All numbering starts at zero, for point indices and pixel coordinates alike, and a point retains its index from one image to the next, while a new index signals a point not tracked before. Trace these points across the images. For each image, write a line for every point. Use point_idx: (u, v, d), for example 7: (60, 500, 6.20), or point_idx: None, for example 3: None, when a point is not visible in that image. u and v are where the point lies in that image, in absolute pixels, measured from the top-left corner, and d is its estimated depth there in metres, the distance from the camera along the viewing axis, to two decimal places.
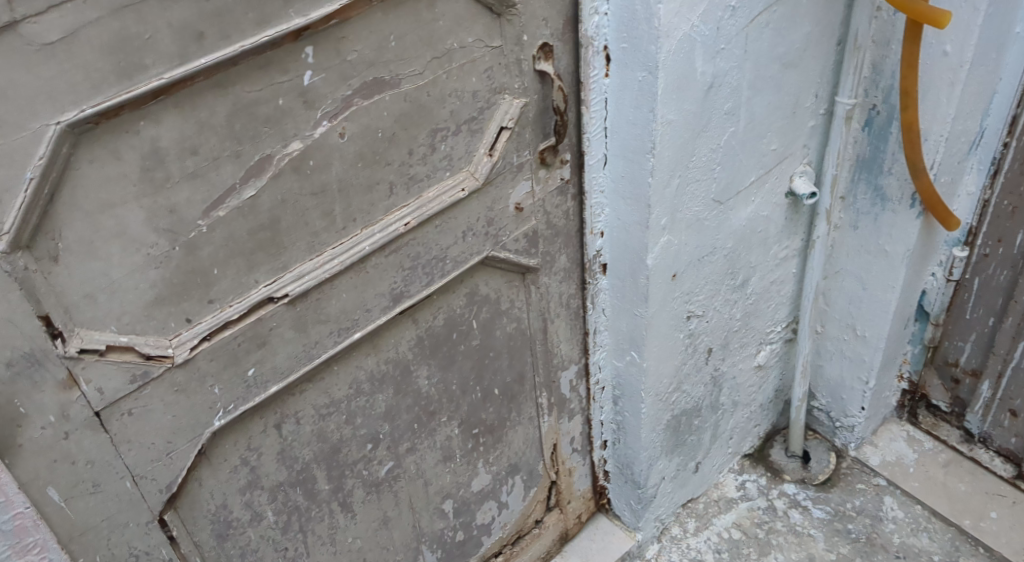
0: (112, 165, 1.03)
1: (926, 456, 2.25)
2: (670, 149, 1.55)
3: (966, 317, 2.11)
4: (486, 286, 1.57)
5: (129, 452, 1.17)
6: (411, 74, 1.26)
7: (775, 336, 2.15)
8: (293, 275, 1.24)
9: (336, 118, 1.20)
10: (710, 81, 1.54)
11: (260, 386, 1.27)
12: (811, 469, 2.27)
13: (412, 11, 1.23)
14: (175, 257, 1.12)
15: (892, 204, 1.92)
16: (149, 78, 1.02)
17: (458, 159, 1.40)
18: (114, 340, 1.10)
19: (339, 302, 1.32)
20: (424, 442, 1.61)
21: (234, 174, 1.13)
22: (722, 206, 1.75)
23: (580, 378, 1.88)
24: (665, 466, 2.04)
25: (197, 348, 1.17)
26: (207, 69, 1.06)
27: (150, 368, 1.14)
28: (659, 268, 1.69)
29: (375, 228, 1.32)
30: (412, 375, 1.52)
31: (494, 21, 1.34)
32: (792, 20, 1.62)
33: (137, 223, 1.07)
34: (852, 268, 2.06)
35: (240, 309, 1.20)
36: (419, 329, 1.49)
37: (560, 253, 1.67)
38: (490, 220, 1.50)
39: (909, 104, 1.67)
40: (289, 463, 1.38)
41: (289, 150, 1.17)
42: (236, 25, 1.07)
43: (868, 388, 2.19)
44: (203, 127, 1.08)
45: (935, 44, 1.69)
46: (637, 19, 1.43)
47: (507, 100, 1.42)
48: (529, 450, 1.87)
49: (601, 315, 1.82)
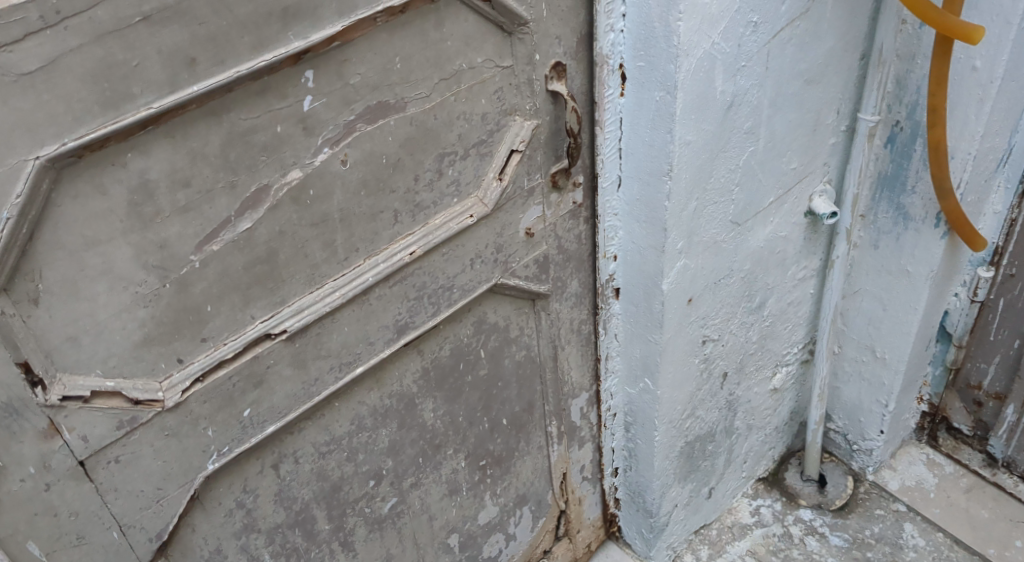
0: (98, 200, 0.97)
1: (947, 481, 2.18)
2: (688, 170, 1.48)
3: (990, 339, 2.04)
4: (494, 314, 1.51)
5: (116, 501, 1.10)
6: (417, 97, 1.20)
7: (791, 357, 2.08)
8: (291, 310, 1.17)
9: (337, 144, 1.13)
10: (729, 100, 1.47)
11: (257, 426, 1.20)
12: (828, 494, 2.18)
13: (419, 31, 1.16)
14: (165, 295, 1.05)
15: (915, 223, 1.84)
16: (136, 107, 0.95)
17: (467, 185, 1.34)
18: (100, 386, 1.03)
19: (340, 336, 1.25)
20: (429, 476, 1.54)
21: (229, 206, 1.07)
22: (740, 227, 1.67)
23: (591, 405, 1.82)
24: (677, 494, 1.97)
25: (189, 390, 1.10)
26: (199, 96, 0.99)
27: (139, 413, 1.07)
28: (674, 293, 1.62)
29: (379, 259, 1.25)
30: (417, 409, 1.45)
31: (504, 40, 1.27)
32: (815, 35, 1.55)
33: (124, 260, 1.01)
34: (871, 288, 1.99)
35: (235, 347, 1.13)
36: (425, 359, 1.42)
37: (572, 278, 1.60)
38: (499, 247, 1.43)
39: (936, 121, 1.59)
40: (287, 504, 1.31)
41: (288, 179, 1.10)
42: (232, 49, 1.00)
43: (887, 412, 2.12)
44: (196, 158, 1.02)
45: (964, 60, 1.62)
46: (655, 37, 1.36)
47: (518, 121, 1.35)
48: (538, 480, 1.80)
49: (613, 340, 1.76)
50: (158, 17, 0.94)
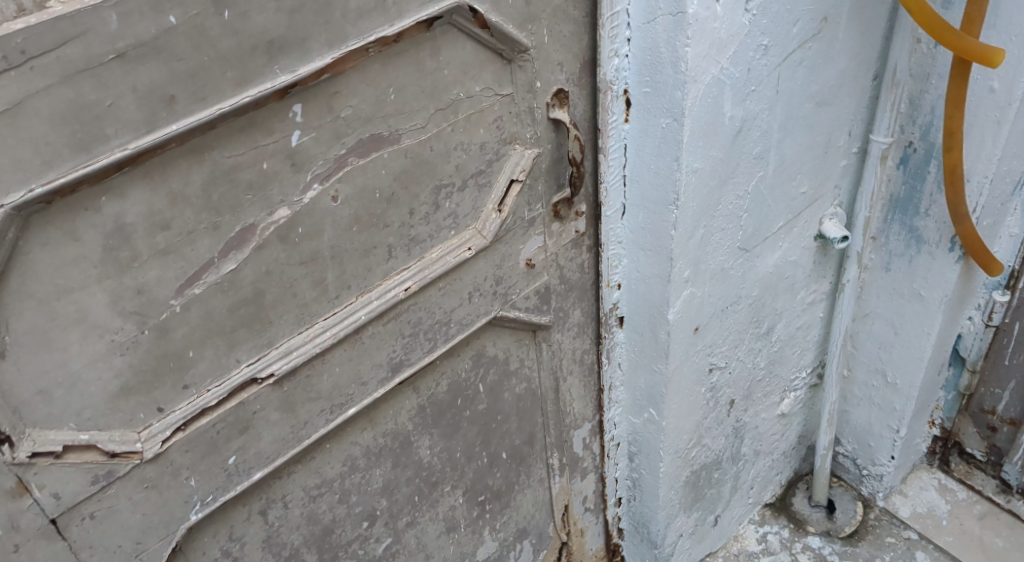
0: (70, 246, 0.92)
1: (960, 508, 2.12)
2: (695, 198, 1.42)
3: (1004, 365, 1.97)
4: (493, 346, 1.46)
5: (92, 557, 1.04)
6: (412, 128, 1.14)
7: (800, 382, 2.02)
8: (278, 353, 1.12)
9: (328, 180, 1.08)
10: (739, 124, 1.41)
11: (243, 473, 1.14)
12: (837, 521, 2.13)
13: (414, 61, 1.11)
14: (144, 343, 0.99)
15: (928, 247, 1.78)
16: (110, 149, 0.90)
17: (464, 216, 1.28)
18: (73, 440, 0.98)
19: (331, 378, 1.20)
20: (426, 514, 1.48)
21: (212, 248, 1.01)
22: (749, 253, 1.62)
23: (594, 435, 1.76)
24: (683, 523, 1.91)
25: (170, 440, 1.05)
26: (179, 135, 0.93)
27: (116, 467, 1.02)
28: (681, 323, 1.56)
29: (372, 295, 1.19)
30: (412, 446, 1.39)
31: (504, 67, 1.22)
32: (827, 56, 1.49)
33: (99, 308, 0.95)
34: (883, 312, 1.93)
35: (219, 393, 1.07)
36: (421, 397, 1.37)
37: (574, 307, 1.55)
38: (498, 279, 1.38)
39: (953, 145, 1.53)
40: (276, 550, 1.26)
41: (275, 218, 1.05)
42: (214, 86, 0.94)
43: (898, 437, 2.05)
44: (177, 199, 0.96)
45: (982, 81, 1.56)
46: (662, 62, 1.30)
47: (518, 150, 1.29)
48: (539, 513, 1.74)
49: (616, 370, 1.70)
50: (133, 54, 0.88)
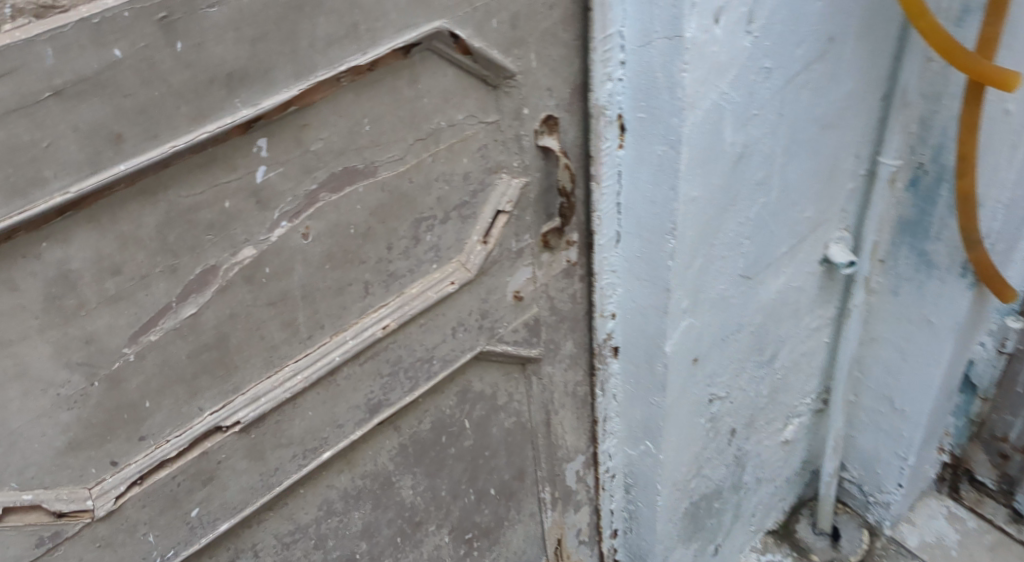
0: (8, 297, 0.86)
1: (970, 539, 2.03)
2: (693, 227, 1.35)
3: (1018, 392, 1.90)
4: (480, 381, 1.39)
5: None
6: (390, 160, 1.08)
7: (804, 408, 1.94)
8: (244, 399, 1.05)
9: (297, 217, 1.01)
10: (740, 150, 1.34)
11: (207, 525, 1.08)
12: (842, 550, 2.05)
13: (390, 89, 1.04)
14: (94, 395, 0.93)
15: (939, 272, 1.70)
16: (49, 193, 0.84)
17: (447, 249, 1.21)
18: (14, 501, 0.92)
19: (303, 422, 1.13)
20: (409, 555, 1.41)
21: (169, 292, 0.95)
22: (750, 281, 1.54)
23: (588, 467, 1.69)
24: (681, 555, 1.84)
25: (125, 495, 0.99)
26: (128, 175, 0.87)
27: (63, 527, 0.96)
28: (678, 355, 1.48)
29: (347, 334, 1.13)
30: (394, 487, 1.33)
31: (488, 94, 1.15)
32: (834, 77, 1.42)
33: (43, 360, 0.89)
34: (891, 338, 1.85)
35: (178, 444, 1.01)
36: (402, 436, 1.30)
37: (566, 338, 1.48)
38: (484, 312, 1.31)
39: (967, 170, 1.45)
40: None
41: (240, 257, 0.98)
42: (166, 122, 0.88)
43: (906, 465, 1.98)
44: (127, 242, 0.90)
45: (996, 102, 1.47)
46: (658, 88, 1.23)
47: (504, 179, 1.23)
48: (531, 548, 1.67)
49: (611, 401, 1.63)
50: (72, 91, 0.82)
